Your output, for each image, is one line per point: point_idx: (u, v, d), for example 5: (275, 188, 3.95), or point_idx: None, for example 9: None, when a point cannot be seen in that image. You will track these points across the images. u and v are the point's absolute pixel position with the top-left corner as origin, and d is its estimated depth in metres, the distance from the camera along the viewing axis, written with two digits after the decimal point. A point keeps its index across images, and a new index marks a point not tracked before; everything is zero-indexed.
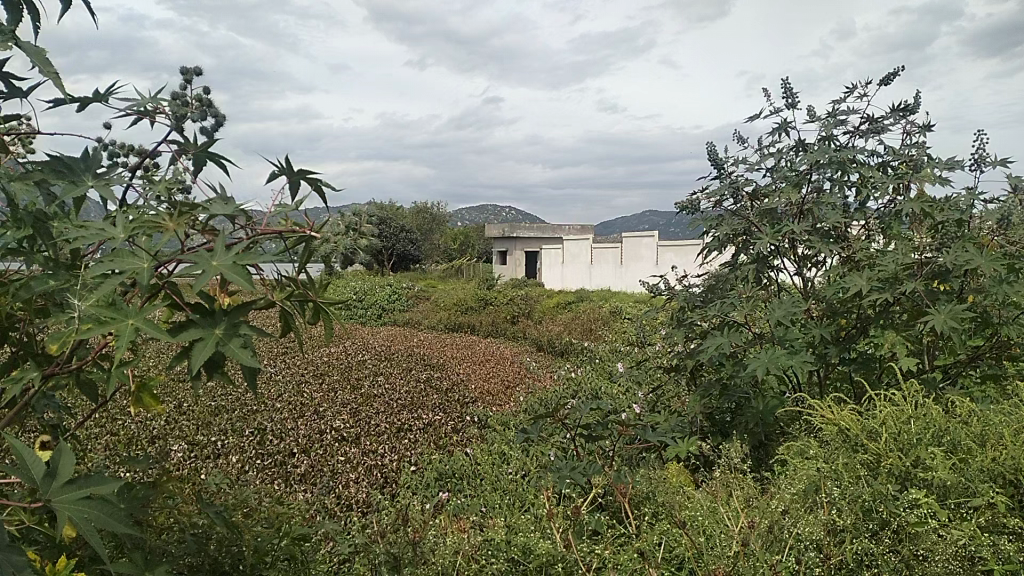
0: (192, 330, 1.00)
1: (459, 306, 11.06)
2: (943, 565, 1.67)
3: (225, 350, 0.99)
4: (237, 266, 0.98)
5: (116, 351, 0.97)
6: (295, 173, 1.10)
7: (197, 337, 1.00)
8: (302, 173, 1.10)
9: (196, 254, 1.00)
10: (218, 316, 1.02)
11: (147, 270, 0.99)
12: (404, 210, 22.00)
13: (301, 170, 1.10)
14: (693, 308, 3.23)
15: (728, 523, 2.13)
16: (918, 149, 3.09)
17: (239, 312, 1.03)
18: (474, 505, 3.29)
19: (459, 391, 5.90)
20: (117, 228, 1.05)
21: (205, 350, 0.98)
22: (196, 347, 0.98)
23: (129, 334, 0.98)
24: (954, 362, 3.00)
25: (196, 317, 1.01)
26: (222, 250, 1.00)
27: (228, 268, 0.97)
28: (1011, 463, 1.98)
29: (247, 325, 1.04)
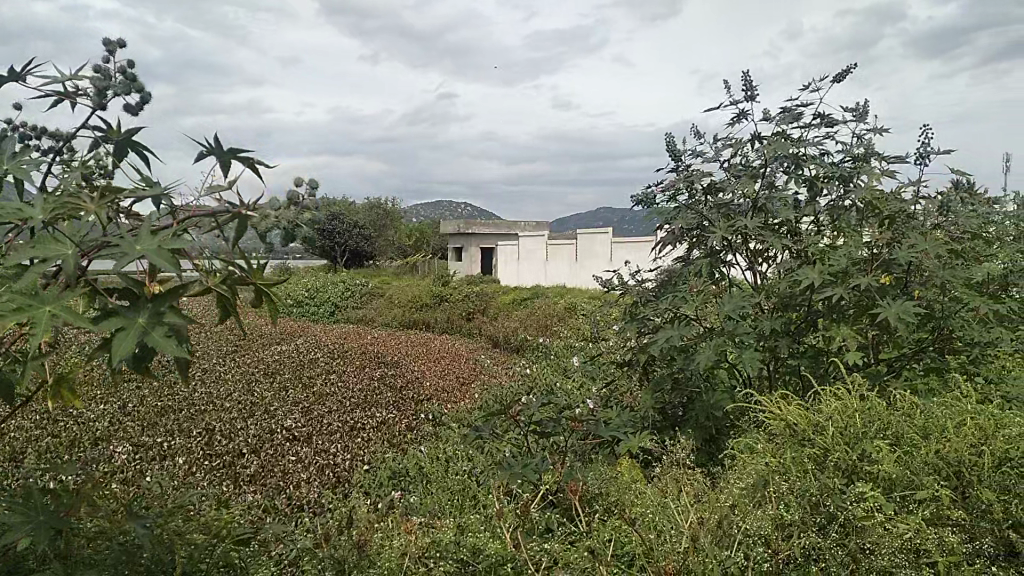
0: (114, 319, 0.97)
1: (413, 304, 10.97)
2: (890, 558, 1.68)
3: (148, 340, 0.96)
4: (164, 252, 0.95)
5: (32, 341, 0.90)
6: (224, 153, 1.01)
7: (118, 326, 0.97)
8: (232, 152, 1.01)
9: (119, 238, 0.96)
10: (144, 305, 0.99)
11: (72, 255, 0.96)
12: (357, 209, 21.77)
13: (230, 149, 1.01)
14: (647, 303, 3.24)
15: (677, 518, 2.12)
16: (869, 146, 3.13)
17: (165, 301, 1.00)
18: (426, 505, 3.24)
19: (414, 388, 5.83)
20: (34, 208, 1.01)
21: (127, 338, 0.95)
22: (118, 336, 0.95)
23: (48, 324, 0.92)
24: (899, 355, 3.05)
25: (120, 307, 0.98)
26: (148, 235, 0.97)
27: (153, 254, 0.94)
28: (954, 457, 2.01)
29: (174, 313, 1.00)
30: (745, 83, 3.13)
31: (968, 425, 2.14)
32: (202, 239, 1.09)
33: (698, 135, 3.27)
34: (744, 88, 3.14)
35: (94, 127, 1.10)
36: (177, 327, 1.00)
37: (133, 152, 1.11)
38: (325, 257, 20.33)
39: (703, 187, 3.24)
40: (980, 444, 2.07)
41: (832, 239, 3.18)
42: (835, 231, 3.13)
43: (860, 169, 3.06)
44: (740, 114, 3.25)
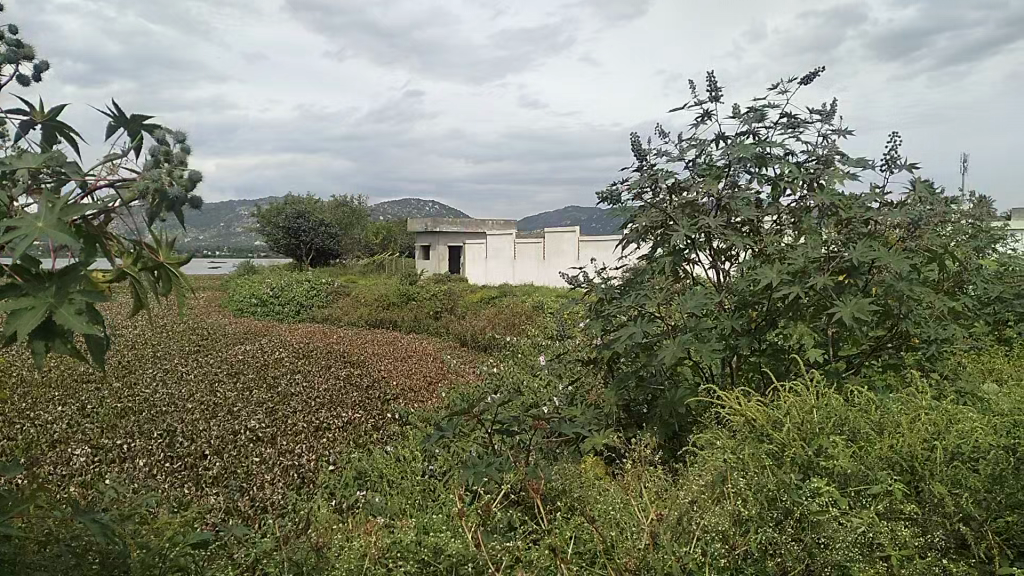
0: (19, 300, 0.93)
1: (380, 303, 10.92)
2: (844, 552, 1.69)
3: (57, 318, 0.92)
4: (67, 224, 0.91)
5: None
6: (132, 122, 1.02)
7: (25, 307, 0.93)
8: (139, 121, 1.02)
9: (19, 214, 0.92)
10: (50, 280, 0.95)
11: None
12: (323, 208, 21.58)
13: (136, 117, 1.02)
14: (612, 300, 3.24)
15: (639, 515, 2.12)
16: (830, 148, 3.17)
17: (73, 275, 0.96)
18: (391, 505, 3.21)
19: (380, 388, 5.78)
20: None
21: (33, 319, 0.91)
22: (24, 317, 0.91)
23: None
24: (857, 352, 3.11)
25: (25, 286, 0.94)
26: (50, 208, 0.93)
27: (56, 227, 0.91)
28: (907, 451, 2.03)
29: (83, 289, 0.96)
30: (712, 83, 3.15)
31: (922, 421, 2.18)
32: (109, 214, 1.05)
33: (663, 133, 3.29)
34: (711, 88, 3.17)
35: (18, 110, 1.04)
36: (89, 304, 0.97)
37: (60, 135, 1.08)
38: (290, 256, 20.10)
39: (667, 186, 3.26)
40: (933, 439, 2.11)
41: (793, 238, 3.22)
42: (796, 230, 3.17)
43: (823, 170, 3.11)
44: (705, 114, 3.27)
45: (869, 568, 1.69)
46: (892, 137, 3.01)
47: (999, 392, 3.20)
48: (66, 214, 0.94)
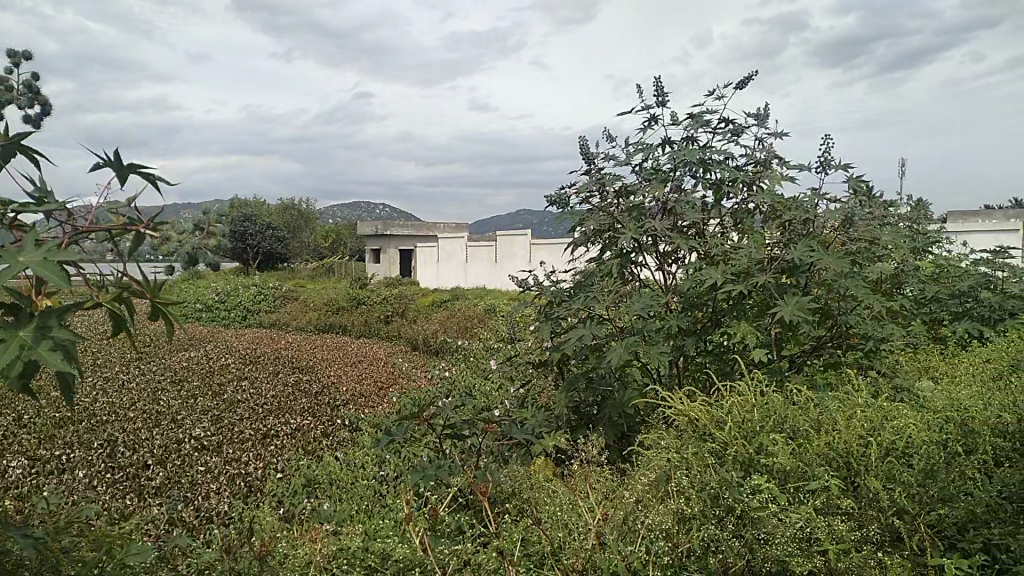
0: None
1: (329, 306, 10.85)
2: (783, 548, 1.73)
3: (33, 356, 0.92)
4: (51, 264, 0.90)
5: None
6: (124, 167, 1.01)
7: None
8: (132, 167, 1.02)
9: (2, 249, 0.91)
10: (27, 317, 0.94)
11: None
12: (270, 211, 21.23)
13: (130, 163, 1.01)
14: (561, 303, 3.26)
15: (585, 516, 2.13)
16: (770, 151, 3.24)
17: (52, 315, 0.96)
18: (339, 512, 3.17)
19: (329, 394, 5.70)
20: None
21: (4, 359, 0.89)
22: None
23: None
24: (799, 351, 3.17)
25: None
26: (34, 244, 0.92)
27: (42, 266, 0.89)
28: (843, 448, 2.09)
29: (60, 327, 0.96)
30: (656, 87, 3.19)
31: (858, 419, 2.24)
32: (93, 251, 1.07)
33: (609, 137, 3.33)
34: (655, 93, 3.21)
35: None
36: (65, 343, 0.97)
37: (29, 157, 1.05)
38: (237, 260, 19.71)
39: (614, 190, 3.29)
40: (869, 436, 2.17)
41: (737, 240, 3.28)
42: (739, 232, 3.23)
43: (763, 172, 3.17)
44: (649, 119, 3.32)
45: (807, 563, 1.72)
46: (825, 141, 3.04)
47: (933, 389, 3.30)
48: (48, 253, 0.92)
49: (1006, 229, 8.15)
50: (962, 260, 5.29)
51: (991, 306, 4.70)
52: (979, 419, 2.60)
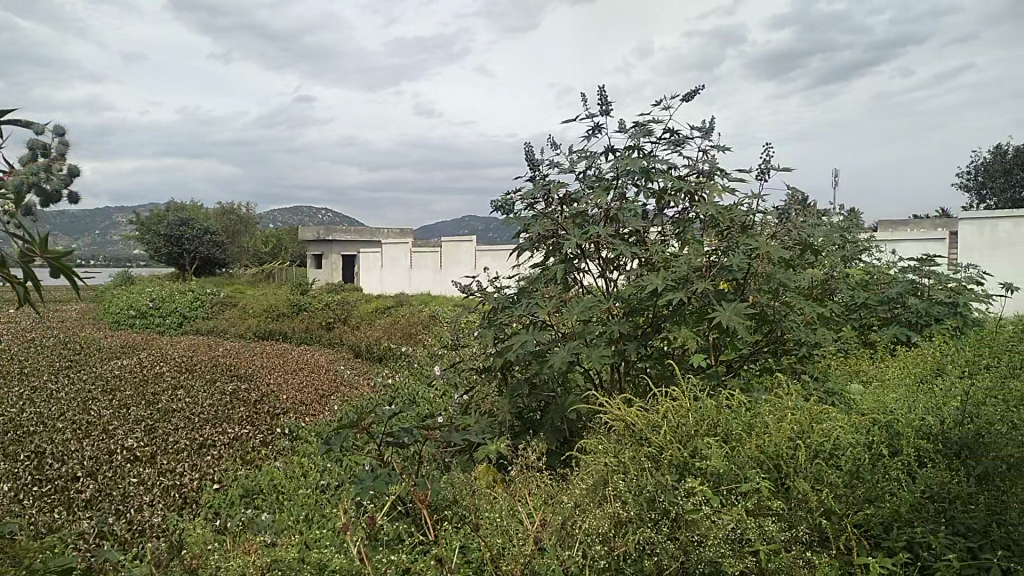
0: None
1: (269, 312, 10.70)
2: (715, 549, 1.77)
3: None
4: None
5: None
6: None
7: None
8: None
9: None
10: None
11: None
12: (208, 215, 20.75)
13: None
14: (505, 309, 3.26)
15: (524, 522, 2.14)
16: (710, 162, 3.32)
17: None
18: (278, 523, 3.10)
19: (269, 402, 5.58)
20: None
21: None
22: None
23: None
24: (736, 356, 3.24)
25: None
26: None
27: None
28: (774, 450, 2.14)
29: None
30: (602, 97, 3.24)
31: (788, 421, 2.30)
32: None
33: (554, 145, 3.35)
34: (601, 102, 3.25)
35: None
36: None
37: None
38: (172, 265, 19.17)
39: (558, 197, 3.32)
40: (799, 439, 2.23)
41: (677, 248, 3.34)
42: (680, 240, 3.29)
43: (704, 182, 3.24)
44: (594, 127, 3.36)
45: (739, 563, 1.76)
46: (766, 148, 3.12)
47: (863, 393, 3.41)
48: None
49: (931, 238, 8.49)
50: (890, 268, 5.49)
51: (916, 311, 4.89)
52: (903, 422, 2.70)
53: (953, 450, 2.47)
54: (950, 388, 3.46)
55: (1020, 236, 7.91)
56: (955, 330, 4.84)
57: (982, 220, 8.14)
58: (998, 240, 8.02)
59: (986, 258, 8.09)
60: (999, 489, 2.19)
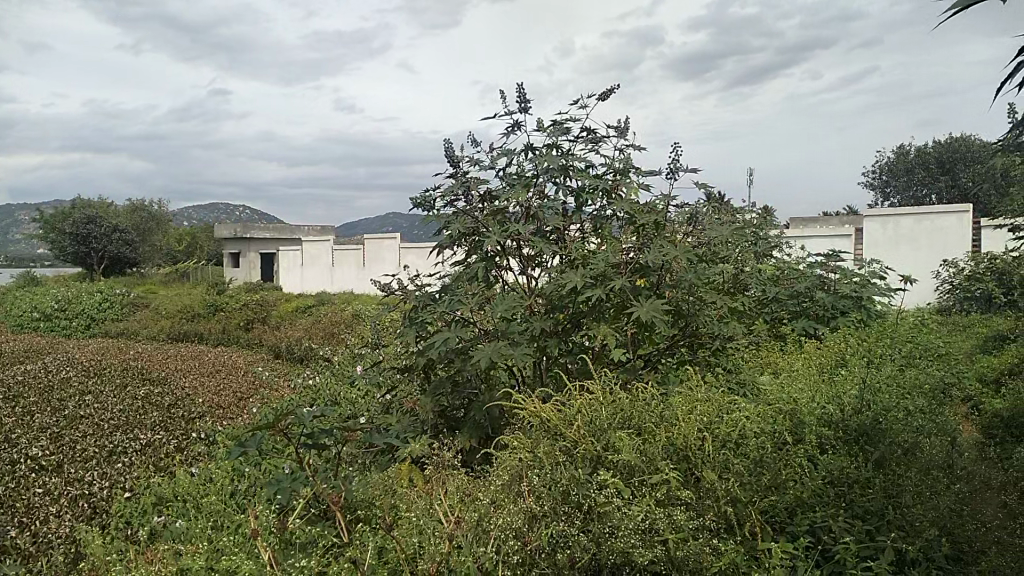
0: None
1: (183, 314, 10.34)
2: (626, 540, 1.81)
3: None
4: None
5: None
6: None
7: None
8: None
9: None
10: None
11: None
12: (117, 213, 19.92)
13: None
14: (426, 307, 3.23)
15: (441, 520, 2.12)
16: (626, 160, 3.37)
17: None
18: (191, 530, 3.00)
19: (184, 407, 5.38)
20: None
21: None
22: None
23: None
24: (654, 350, 3.30)
25: None
26: None
27: None
28: (682, 441, 2.18)
29: None
30: (520, 95, 3.25)
31: (697, 412, 2.35)
32: None
33: (475, 142, 3.35)
34: (519, 100, 3.27)
35: None
36: None
37: None
38: (78, 264, 18.32)
39: (479, 194, 3.31)
40: (708, 429, 2.28)
41: (596, 245, 3.38)
42: (598, 238, 3.33)
43: (621, 181, 3.28)
44: (513, 125, 3.37)
45: (647, 552, 1.80)
46: (677, 146, 3.19)
47: (773, 385, 3.53)
48: None
49: (839, 235, 8.85)
50: (800, 264, 5.70)
51: (824, 305, 5.10)
52: (807, 410, 2.80)
53: (853, 437, 2.58)
54: (854, 377, 3.62)
55: (920, 233, 8.33)
56: (858, 323, 5.07)
57: (885, 217, 8.53)
58: (902, 237, 8.41)
59: (890, 253, 8.49)
60: (894, 473, 2.31)
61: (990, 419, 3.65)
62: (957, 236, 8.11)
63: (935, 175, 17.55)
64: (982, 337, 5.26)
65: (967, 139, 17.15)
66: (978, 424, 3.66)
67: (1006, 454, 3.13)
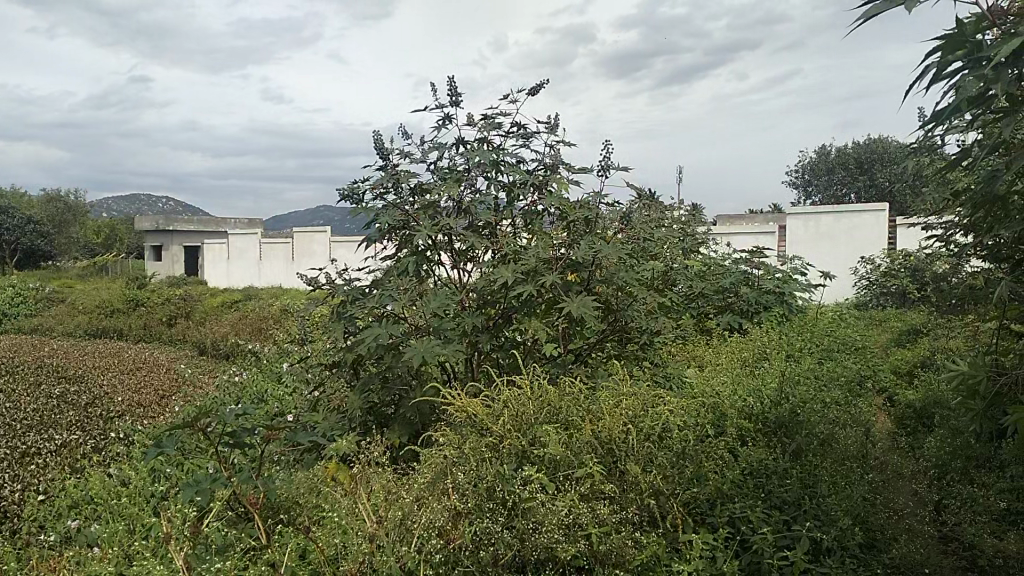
0: None
1: (102, 309, 9.93)
2: (549, 536, 1.81)
3: None
4: None
5: None
6: None
7: None
8: None
9: None
10: None
11: None
12: (32, 205, 19.02)
13: None
14: (355, 301, 3.16)
15: (365, 520, 2.07)
16: (557, 156, 3.37)
17: None
18: (107, 533, 2.87)
19: (102, 405, 5.16)
20: None
21: None
22: None
23: None
24: (585, 345, 3.31)
25: None
26: None
27: None
28: (605, 434, 2.18)
29: None
30: (450, 88, 3.21)
31: (623, 405, 2.35)
32: None
33: (404, 134, 3.29)
34: (449, 93, 3.23)
35: None
36: None
37: None
38: None
39: (409, 187, 3.26)
40: (632, 423, 2.28)
41: (527, 240, 3.37)
42: (530, 233, 3.32)
43: (551, 177, 3.28)
44: (443, 118, 3.33)
45: (571, 548, 1.81)
46: (609, 143, 3.20)
47: (698, 379, 3.59)
48: None
49: (763, 232, 9.11)
50: (725, 260, 5.82)
51: (748, 300, 5.22)
52: (728, 402, 2.85)
53: (771, 428, 2.65)
54: (775, 370, 3.71)
55: (840, 230, 8.63)
56: (781, 317, 5.22)
57: (807, 215, 8.82)
58: (822, 234, 8.72)
59: (811, 250, 8.78)
60: (810, 465, 2.38)
61: (903, 409, 3.79)
62: (874, 233, 8.44)
63: (854, 175, 18.23)
64: (897, 331, 5.47)
65: (884, 141, 17.88)
66: (892, 415, 3.81)
67: (917, 442, 3.26)
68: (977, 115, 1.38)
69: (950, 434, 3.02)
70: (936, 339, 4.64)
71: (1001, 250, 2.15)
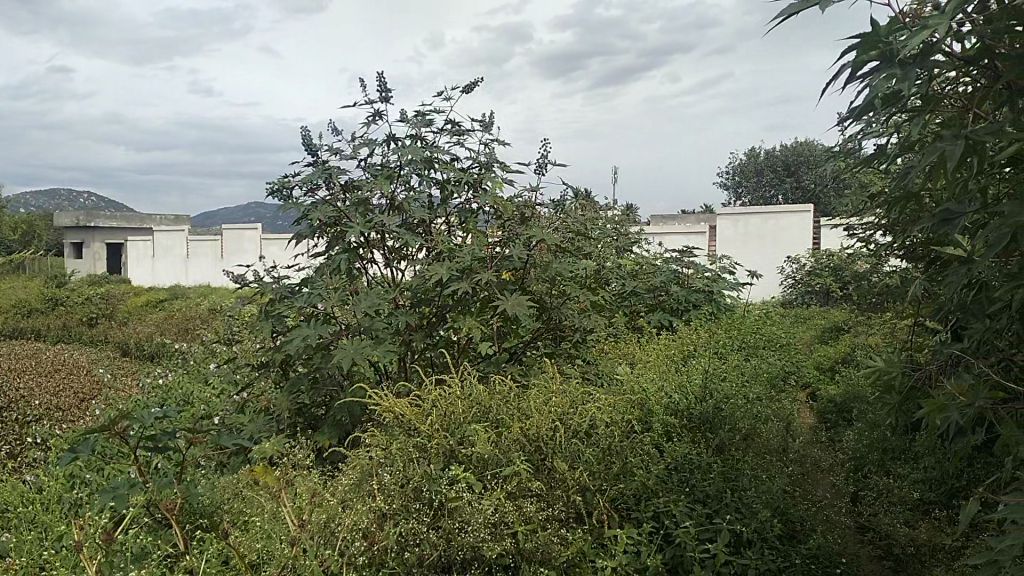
0: None
1: (18, 309, 9.49)
2: (474, 535, 1.81)
3: None
4: None
5: None
6: None
7: None
8: None
9: None
10: None
11: None
12: None
13: None
14: (284, 300, 3.09)
15: (289, 523, 2.02)
16: (491, 155, 3.37)
17: None
18: (18, 543, 2.73)
19: (17, 409, 4.93)
20: None
21: None
22: None
23: None
24: (518, 343, 3.31)
25: None
26: None
27: None
28: (534, 432, 2.18)
29: None
30: (381, 84, 3.18)
31: (552, 403, 2.35)
32: None
33: (335, 130, 3.24)
34: (380, 89, 3.19)
35: None
36: None
37: None
38: None
39: (340, 184, 3.20)
40: (560, 420, 2.29)
41: (462, 239, 3.36)
42: (464, 232, 3.31)
43: (486, 175, 3.27)
44: (375, 114, 3.29)
45: (496, 547, 1.81)
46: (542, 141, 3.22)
47: (629, 376, 3.64)
48: None
49: (694, 232, 9.30)
50: (657, 259, 5.91)
51: (678, 298, 5.32)
52: (656, 398, 2.89)
53: (697, 423, 2.70)
54: (704, 367, 3.78)
55: (767, 231, 8.88)
56: (710, 315, 5.33)
57: (736, 215, 9.04)
58: (751, 234, 8.94)
59: (740, 250, 9.00)
60: (733, 460, 2.43)
61: (826, 404, 3.92)
62: (800, 233, 8.71)
63: (781, 176, 18.78)
64: (820, 328, 5.65)
65: (810, 144, 18.47)
66: (815, 409, 3.93)
67: (837, 436, 3.37)
68: (890, 115, 1.41)
69: (868, 427, 3.13)
70: (856, 336, 4.80)
71: (916, 249, 2.22)
